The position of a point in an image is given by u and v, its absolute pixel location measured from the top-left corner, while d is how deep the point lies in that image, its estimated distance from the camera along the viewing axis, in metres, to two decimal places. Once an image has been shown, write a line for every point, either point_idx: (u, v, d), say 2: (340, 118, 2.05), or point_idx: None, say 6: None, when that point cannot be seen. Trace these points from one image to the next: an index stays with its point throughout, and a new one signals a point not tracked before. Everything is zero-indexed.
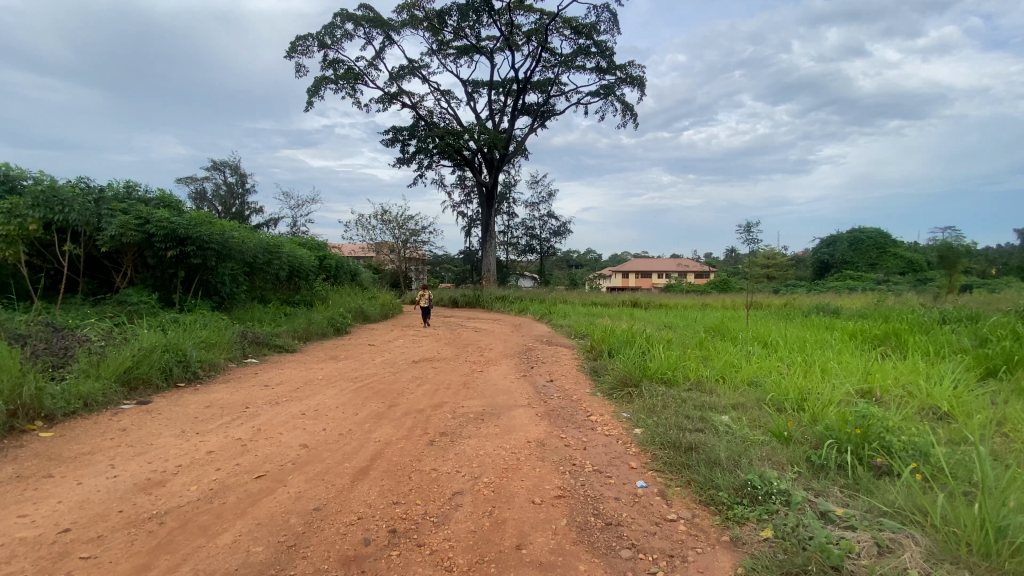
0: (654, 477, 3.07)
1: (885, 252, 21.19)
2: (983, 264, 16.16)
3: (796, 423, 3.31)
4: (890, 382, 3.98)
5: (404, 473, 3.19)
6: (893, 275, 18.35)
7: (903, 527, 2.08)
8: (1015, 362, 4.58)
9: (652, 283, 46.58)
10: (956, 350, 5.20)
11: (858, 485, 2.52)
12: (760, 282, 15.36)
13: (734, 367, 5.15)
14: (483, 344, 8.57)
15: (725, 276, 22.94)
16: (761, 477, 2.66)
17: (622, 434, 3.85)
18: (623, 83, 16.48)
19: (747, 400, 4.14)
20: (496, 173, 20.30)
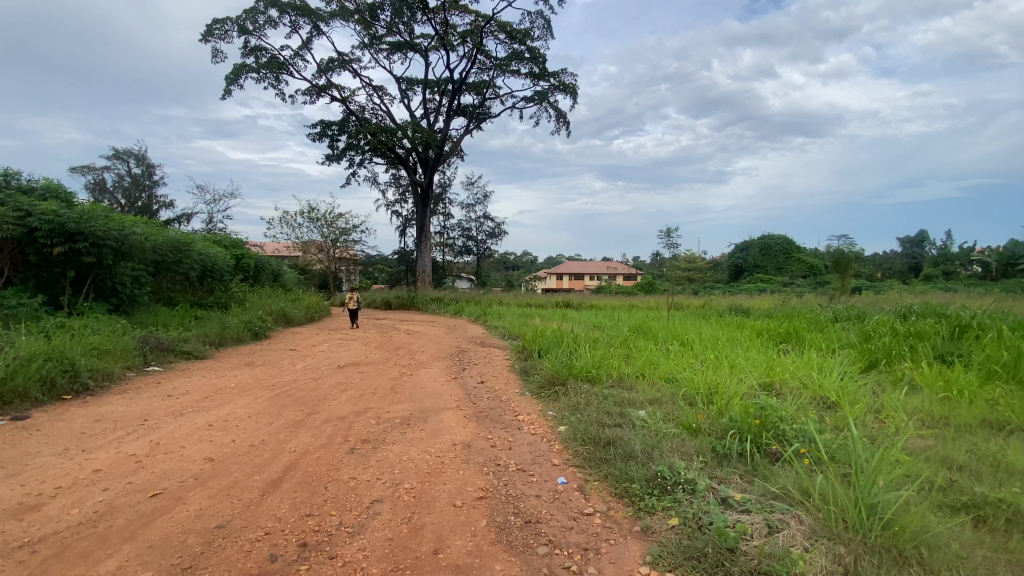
0: (574, 473, 3.15)
1: (791, 257, 23.23)
2: (869, 269, 18.13)
3: (705, 416, 3.53)
4: (787, 376, 4.35)
5: (320, 483, 3.05)
6: (797, 278, 20.18)
7: (791, 508, 2.26)
8: (892, 356, 5.16)
9: (585, 284, 48.05)
10: (844, 345, 5.79)
11: (756, 471, 2.73)
12: (682, 284, 16.32)
13: (653, 364, 5.42)
14: (413, 346, 8.40)
15: (651, 278, 24.11)
16: (671, 467, 2.81)
17: (547, 432, 3.91)
18: (556, 89, 16.92)
19: (663, 395, 4.36)
20: (430, 173, 20.00)
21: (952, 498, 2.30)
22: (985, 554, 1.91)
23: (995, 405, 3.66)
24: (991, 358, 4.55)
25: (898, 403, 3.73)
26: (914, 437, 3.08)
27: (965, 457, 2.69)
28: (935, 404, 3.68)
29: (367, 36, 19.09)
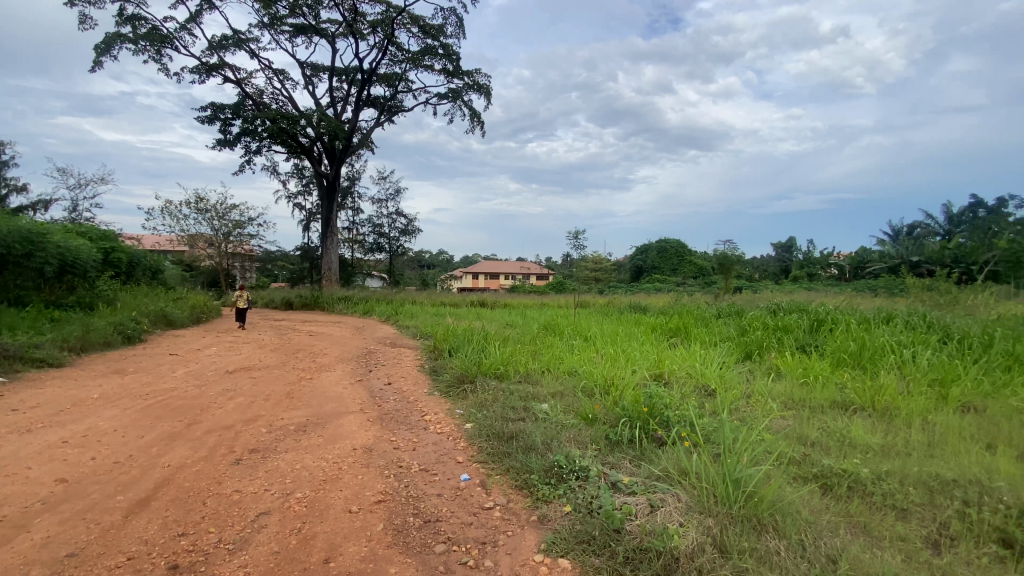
0: (477, 469, 3.17)
1: (685, 260, 25.10)
2: (748, 271, 20.31)
3: (602, 406, 3.73)
4: (675, 366, 4.75)
5: (198, 499, 2.78)
6: (690, 278, 22.04)
7: (671, 488, 2.43)
8: (763, 347, 5.83)
9: (499, 283, 48.62)
10: (724, 338, 6.43)
11: (643, 456, 2.93)
12: (589, 283, 17.08)
13: (558, 359, 5.63)
14: (315, 349, 7.93)
15: (561, 278, 24.97)
16: (568, 457, 2.93)
17: (453, 430, 3.90)
18: (470, 88, 16.88)
19: (566, 389, 4.54)
20: (338, 165, 19.02)
21: (806, 470, 2.56)
22: (830, 518, 2.12)
23: (840, 387, 4.28)
24: (839, 348, 5.29)
25: (766, 388, 4.21)
26: (778, 417, 3.48)
27: (816, 434, 3.09)
28: (794, 389, 4.21)
29: (266, 15, 17.70)
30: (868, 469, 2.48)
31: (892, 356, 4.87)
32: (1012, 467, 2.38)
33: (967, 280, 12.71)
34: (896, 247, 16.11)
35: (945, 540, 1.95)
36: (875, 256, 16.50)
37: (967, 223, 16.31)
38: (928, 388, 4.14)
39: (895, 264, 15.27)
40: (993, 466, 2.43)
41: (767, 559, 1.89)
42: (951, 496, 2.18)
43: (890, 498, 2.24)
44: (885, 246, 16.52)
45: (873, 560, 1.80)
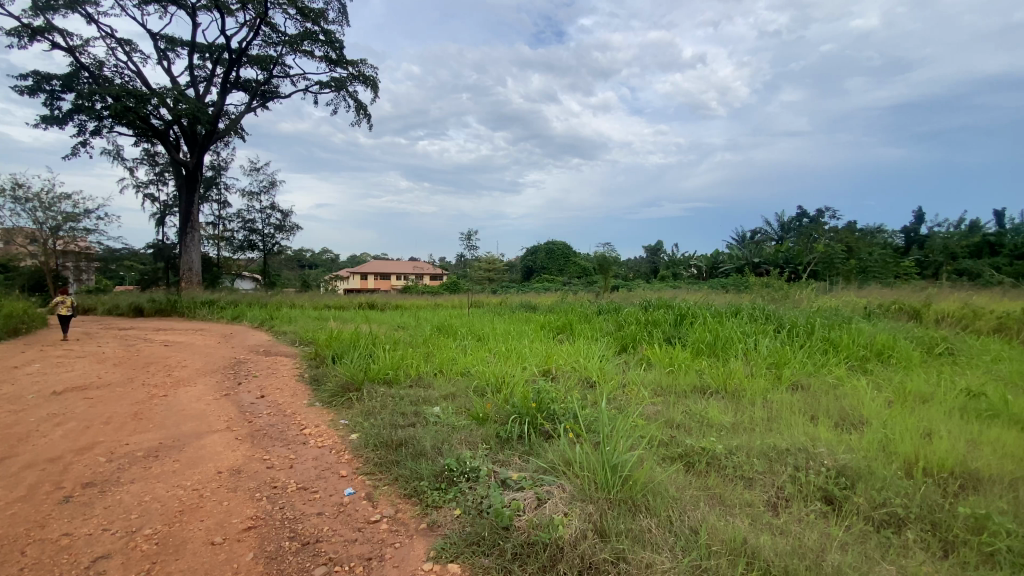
0: (362, 482, 3.00)
1: (570, 260, 26.23)
2: (626, 271, 22.04)
3: (493, 405, 3.76)
4: (561, 362, 4.96)
5: (8, 550, 2.27)
6: (575, 278, 23.31)
7: (556, 479, 2.50)
8: (637, 340, 6.36)
9: (389, 284, 47.06)
10: (604, 333, 6.89)
11: (531, 450, 3.02)
12: (481, 283, 17.24)
13: (450, 360, 5.57)
14: (171, 361, 6.94)
15: (454, 278, 24.85)
16: (458, 459, 2.91)
17: (336, 443, 3.65)
18: (355, 79, 16.04)
19: (458, 390, 4.52)
20: (200, 153, 16.90)
21: (673, 451, 2.82)
22: (692, 492, 2.35)
23: (700, 372, 4.82)
24: (699, 339, 5.95)
25: (640, 378, 4.59)
26: (649, 404, 3.81)
27: (681, 417, 3.43)
28: (663, 377, 4.65)
29: None
30: (723, 446, 2.80)
31: (740, 344, 5.60)
32: (827, 435, 2.85)
33: (794, 278, 15.11)
34: (742, 250, 18.64)
35: (781, 501, 2.26)
36: (726, 257, 18.94)
37: (794, 230, 19.41)
38: (767, 371, 4.84)
39: (741, 265, 17.62)
40: (814, 434, 2.90)
41: (641, 537, 2.02)
42: (785, 464, 2.55)
43: (739, 470, 2.55)
44: (734, 249, 19.02)
45: (726, 525, 2.02)
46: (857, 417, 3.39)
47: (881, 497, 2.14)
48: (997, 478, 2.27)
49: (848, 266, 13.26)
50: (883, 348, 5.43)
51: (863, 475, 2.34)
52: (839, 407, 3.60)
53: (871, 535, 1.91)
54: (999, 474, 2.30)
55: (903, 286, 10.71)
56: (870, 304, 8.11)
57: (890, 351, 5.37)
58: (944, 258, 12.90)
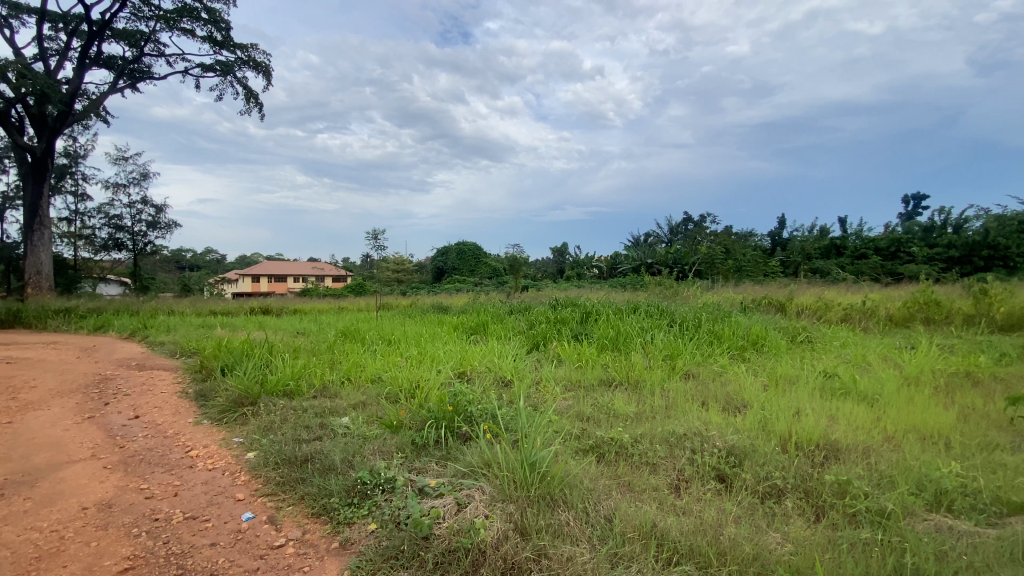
0: (263, 504, 2.75)
1: (481, 261, 26.37)
2: (534, 272, 22.62)
3: (407, 411, 3.65)
4: (475, 363, 4.94)
5: None
6: (485, 279, 23.43)
7: (476, 481, 2.42)
8: (547, 338, 6.54)
9: (286, 287, 43.82)
10: (516, 332, 7.00)
11: (448, 454, 2.96)
12: (389, 285, 16.66)
13: (359, 367, 5.31)
14: (14, 382, 5.82)
15: (359, 279, 23.74)
16: (371, 470, 2.76)
17: (230, 463, 3.30)
18: (243, 63, 14.67)
19: (368, 398, 4.32)
20: (50, 137, 14.41)
21: (585, 443, 2.91)
22: (605, 482, 2.42)
23: (606, 366, 5.07)
24: (604, 335, 6.26)
25: (551, 374, 4.72)
26: (562, 399, 3.92)
27: (591, 410, 3.58)
28: (572, 372, 4.83)
29: None
30: (630, 435, 2.94)
31: (639, 339, 5.99)
32: (718, 418, 3.14)
33: (683, 277, 16.52)
34: (638, 251, 19.99)
35: (682, 483, 2.43)
36: (625, 258, 20.19)
37: (682, 233, 21.24)
38: (664, 362, 5.24)
39: (638, 264, 18.89)
40: (707, 419, 3.18)
41: (561, 531, 2.03)
42: (683, 448, 2.75)
43: (644, 456, 2.70)
44: (631, 250, 20.35)
45: (638, 511, 2.09)
46: (739, 401, 3.79)
47: (766, 472, 2.38)
48: (851, 445, 2.65)
49: (727, 266, 14.82)
50: (756, 338, 6.13)
51: (748, 453, 2.60)
52: (725, 392, 4.01)
53: (759, 507, 2.11)
54: (852, 442, 2.69)
55: (771, 283, 12.19)
56: (745, 300, 9.10)
57: (763, 341, 6.07)
58: (801, 258, 14.91)
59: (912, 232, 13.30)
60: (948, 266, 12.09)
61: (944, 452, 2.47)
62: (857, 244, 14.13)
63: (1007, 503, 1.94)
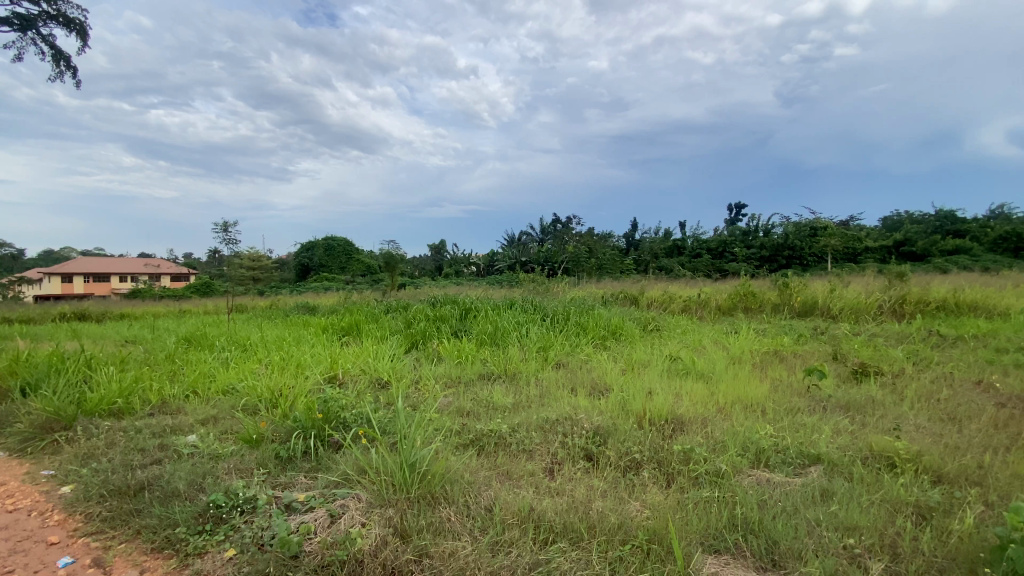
0: (86, 545, 2.28)
1: (351, 257, 24.92)
2: (409, 269, 22.12)
3: (269, 423, 3.31)
4: (348, 366, 4.68)
5: None
6: (358, 277, 22.29)
7: (351, 489, 2.25)
8: (426, 336, 6.44)
9: (110, 287, 36.92)
10: (392, 332, 6.77)
11: (319, 465, 2.75)
12: (245, 284, 14.98)
13: (207, 377, 4.68)
14: None
15: (207, 277, 20.90)
16: (228, 491, 2.45)
17: (37, 502, 2.68)
18: (50, 18, 11.96)
19: (221, 412, 3.83)
20: None
21: (464, 438, 2.88)
22: (485, 473, 2.41)
23: (484, 362, 5.16)
24: (482, 331, 6.36)
25: (429, 372, 4.66)
26: (441, 397, 3.88)
27: (470, 405, 3.59)
28: (451, 369, 4.82)
29: None
30: (508, 426, 2.99)
31: (515, 334, 6.21)
32: (586, 403, 3.39)
33: (554, 274, 17.49)
34: (512, 249, 20.66)
35: (556, 467, 2.55)
36: (500, 256, 20.74)
37: (552, 232, 22.47)
38: (537, 354, 5.50)
39: (512, 262, 19.55)
40: (576, 404, 3.41)
41: (443, 529, 1.98)
42: (556, 433, 2.91)
43: (521, 444, 2.78)
44: (506, 248, 20.97)
45: (518, 498, 2.12)
46: (603, 385, 4.14)
47: (626, 447, 2.62)
48: (693, 418, 3.06)
49: (590, 263, 16.00)
50: (616, 328, 6.75)
51: (612, 432, 2.85)
52: (591, 378, 4.36)
53: (622, 480, 2.31)
54: (694, 415, 3.09)
55: (629, 279, 13.49)
56: (606, 294, 9.93)
57: (621, 330, 6.70)
58: (652, 257, 16.75)
59: (735, 235, 15.76)
60: (760, 263, 14.52)
61: (761, 417, 2.97)
62: (695, 244, 16.29)
63: (806, 455, 2.38)
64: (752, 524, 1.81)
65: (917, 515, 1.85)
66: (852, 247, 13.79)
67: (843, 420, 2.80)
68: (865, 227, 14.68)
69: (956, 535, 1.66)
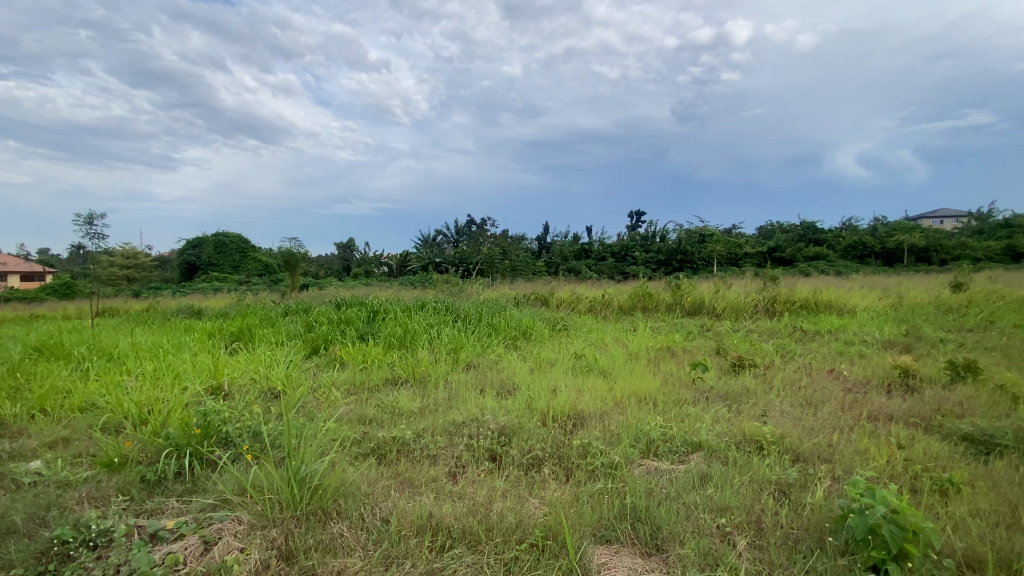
0: None
1: (246, 256, 22.87)
2: (313, 270, 20.80)
3: (135, 442, 2.91)
4: (236, 375, 4.27)
5: None
6: (254, 276, 20.52)
7: (230, 511, 2.03)
8: (328, 341, 6.08)
9: None
10: (290, 336, 6.31)
11: (195, 486, 2.46)
12: (116, 284, 13.13)
13: (60, 392, 4.02)
14: None
15: (65, 277, 18.01)
16: (77, 524, 2.10)
17: None
18: None
19: (74, 432, 3.29)
20: None
21: (364, 446, 2.72)
22: (384, 483, 2.29)
23: (391, 365, 4.98)
24: (390, 333, 6.14)
25: (331, 379, 4.39)
26: (341, 404, 3.66)
27: (373, 411, 3.42)
28: (355, 374, 4.59)
29: None
30: (411, 431, 2.88)
31: (424, 336, 6.05)
32: (492, 403, 3.39)
33: (467, 275, 17.44)
34: (425, 249, 20.26)
35: (458, 469, 2.51)
36: (413, 256, 20.27)
37: (465, 233, 22.39)
38: (448, 356, 5.43)
39: (425, 262, 19.19)
40: (483, 405, 3.40)
41: (332, 547, 1.85)
42: (462, 435, 2.85)
43: (424, 449, 2.69)
44: (419, 249, 20.54)
45: (416, 505, 2.04)
46: (510, 385, 4.17)
47: (529, 445, 2.66)
48: (593, 413, 3.18)
49: (504, 265, 16.19)
50: (526, 328, 6.87)
51: (516, 431, 2.87)
52: (499, 378, 4.38)
53: (523, 478, 2.33)
54: (594, 410, 3.23)
55: (540, 280, 13.83)
56: (517, 295, 10.07)
57: (532, 330, 6.83)
58: (562, 259, 17.33)
59: (636, 240, 16.81)
60: (657, 266, 15.57)
61: (652, 410, 3.17)
62: (600, 248, 17.11)
63: (690, 443, 2.58)
64: (639, 511, 1.91)
65: (778, 491, 2.07)
66: (734, 252, 15.35)
67: (722, 409, 3.08)
68: (745, 235, 16.40)
69: (809, 508, 1.88)
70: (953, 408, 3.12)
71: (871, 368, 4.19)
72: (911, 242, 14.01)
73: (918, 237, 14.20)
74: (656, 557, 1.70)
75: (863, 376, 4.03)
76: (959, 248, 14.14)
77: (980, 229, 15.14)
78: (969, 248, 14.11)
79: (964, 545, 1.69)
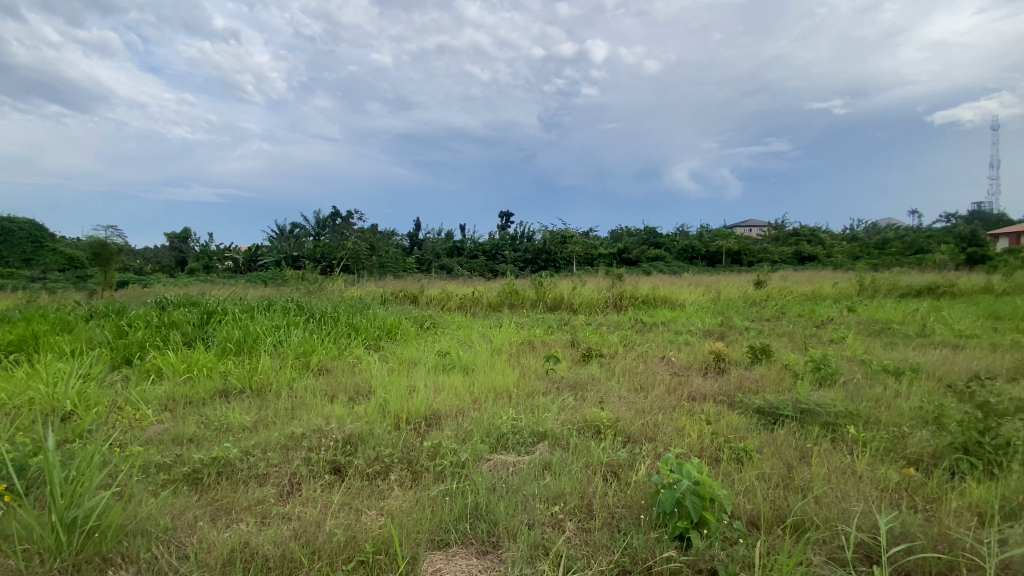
0: None
1: (42, 246, 18.50)
2: (137, 264, 17.60)
3: None
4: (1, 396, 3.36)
5: None
6: (52, 271, 16.65)
7: None
8: (146, 348, 5.15)
9: None
10: (93, 345, 5.21)
11: None
12: None
13: None
14: None
15: None
16: None
17: None
18: None
19: None
20: None
21: (173, 472, 2.31)
22: (192, 514, 1.96)
23: (224, 374, 4.37)
24: (227, 338, 5.41)
25: (142, 395, 3.69)
26: (152, 423, 3.09)
27: (193, 429, 2.94)
28: (176, 387, 3.92)
29: None
30: (237, 449, 2.53)
31: (270, 338, 5.46)
32: (341, 409, 3.15)
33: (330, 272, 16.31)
34: (281, 242, 18.45)
35: (290, 488, 2.26)
36: (265, 250, 18.31)
37: (328, 226, 20.90)
38: (298, 361, 4.96)
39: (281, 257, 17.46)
40: (330, 412, 3.14)
41: None
42: (300, 448, 2.59)
43: (252, 469, 2.38)
44: (273, 242, 18.58)
45: (230, 535, 1.78)
46: (366, 389, 3.94)
47: (376, 452, 2.51)
48: (447, 411, 3.14)
49: (371, 261, 15.42)
50: (390, 327, 6.58)
51: (363, 438, 2.69)
52: (354, 381, 4.12)
53: (365, 488, 2.19)
54: (449, 408, 3.19)
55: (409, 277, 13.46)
56: (383, 293, 9.64)
57: (397, 329, 6.57)
58: (433, 256, 17.04)
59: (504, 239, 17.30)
60: (524, 264, 16.19)
61: (506, 403, 3.23)
62: (470, 246, 17.25)
63: (536, 433, 2.67)
64: (480, 509, 1.90)
65: (609, 472, 2.24)
66: (591, 253, 16.67)
67: (569, 398, 3.25)
68: (600, 237, 17.87)
69: (632, 486, 2.06)
70: (751, 386, 3.71)
71: (693, 354, 4.81)
72: (728, 246, 16.58)
73: (733, 242, 16.87)
74: (491, 555, 1.70)
75: (687, 361, 4.60)
76: (762, 251, 17.09)
77: (776, 237, 18.48)
78: (769, 251, 17.15)
79: (749, 506, 1.99)
